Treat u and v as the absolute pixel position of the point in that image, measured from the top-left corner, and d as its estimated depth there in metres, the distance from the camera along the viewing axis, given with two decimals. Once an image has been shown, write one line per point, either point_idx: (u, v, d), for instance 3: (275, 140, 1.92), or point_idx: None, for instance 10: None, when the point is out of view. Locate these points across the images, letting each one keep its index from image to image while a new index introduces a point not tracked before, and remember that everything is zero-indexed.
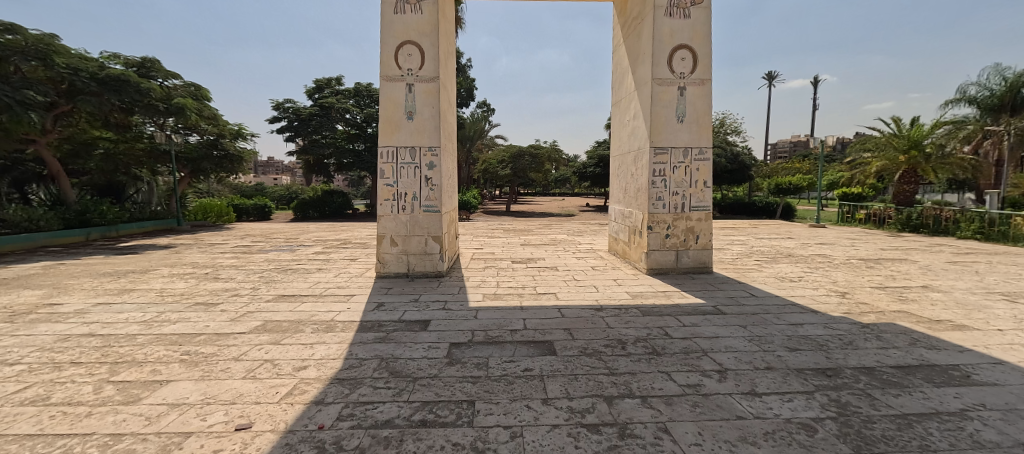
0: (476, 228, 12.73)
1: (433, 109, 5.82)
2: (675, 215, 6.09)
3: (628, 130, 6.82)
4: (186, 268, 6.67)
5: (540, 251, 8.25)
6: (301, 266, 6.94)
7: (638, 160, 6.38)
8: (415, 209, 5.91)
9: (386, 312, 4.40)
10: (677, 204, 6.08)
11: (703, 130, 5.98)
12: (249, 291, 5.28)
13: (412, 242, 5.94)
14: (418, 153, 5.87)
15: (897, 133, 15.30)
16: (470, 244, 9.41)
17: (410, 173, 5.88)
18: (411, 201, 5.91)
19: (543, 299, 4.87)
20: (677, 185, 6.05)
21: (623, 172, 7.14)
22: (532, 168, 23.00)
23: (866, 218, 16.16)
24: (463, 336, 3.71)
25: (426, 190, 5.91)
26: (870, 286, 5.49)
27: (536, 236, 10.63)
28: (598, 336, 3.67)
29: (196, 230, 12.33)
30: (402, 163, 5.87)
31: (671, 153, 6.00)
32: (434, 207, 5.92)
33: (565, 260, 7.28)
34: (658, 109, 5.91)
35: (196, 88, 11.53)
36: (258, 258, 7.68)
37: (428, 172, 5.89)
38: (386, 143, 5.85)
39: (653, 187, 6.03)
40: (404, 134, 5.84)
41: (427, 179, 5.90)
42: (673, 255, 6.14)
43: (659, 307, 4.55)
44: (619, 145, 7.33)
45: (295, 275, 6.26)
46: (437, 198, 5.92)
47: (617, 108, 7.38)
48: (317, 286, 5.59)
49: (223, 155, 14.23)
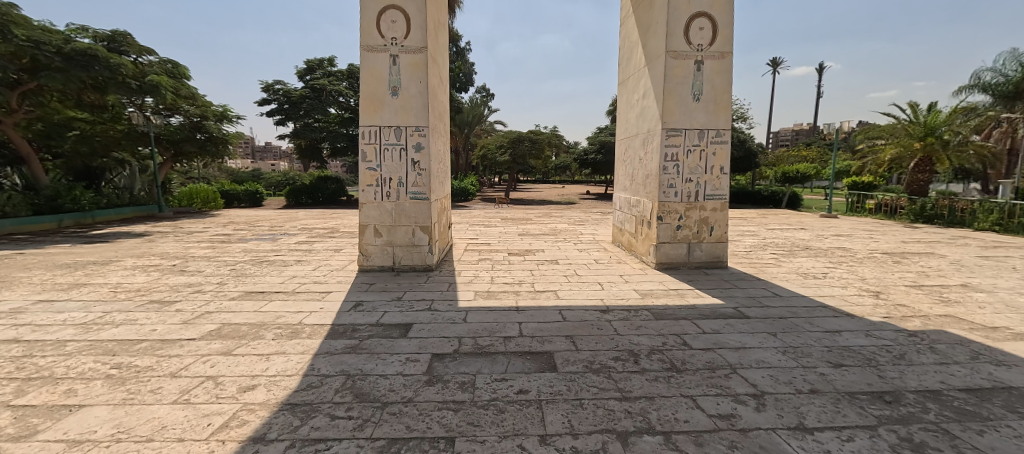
0: (472, 216, 12.15)
1: (420, 84, 5.20)
2: (688, 204, 5.53)
3: (637, 110, 6.22)
4: (153, 259, 6.11)
5: (539, 242, 7.70)
6: (279, 257, 6.38)
7: (648, 144, 5.81)
8: (401, 196, 5.35)
9: (363, 313, 3.87)
10: (691, 192, 5.51)
11: (721, 110, 5.38)
12: (214, 287, 4.73)
13: (397, 233, 5.39)
14: (404, 134, 5.27)
15: (913, 119, 14.69)
16: (464, 233, 8.84)
17: (395, 155, 5.30)
18: (397, 187, 5.34)
19: (542, 299, 4.34)
20: (690, 171, 5.47)
21: (630, 158, 6.56)
22: (532, 154, 22.32)
23: (877, 208, 15.60)
24: (448, 345, 3.17)
25: (413, 175, 5.33)
26: (905, 285, 4.94)
27: (535, 226, 10.07)
28: (606, 346, 3.13)
29: (178, 217, 11.74)
30: (386, 144, 5.28)
31: (685, 135, 5.41)
32: (423, 194, 5.35)
33: (566, 253, 6.74)
34: (672, 86, 5.30)
35: (174, 65, 10.77)
36: (234, 248, 7.11)
37: (415, 154, 5.30)
38: (367, 123, 5.24)
39: (664, 173, 5.46)
40: (388, 112, 5.23)
41: (414, 162, 5.32)
42: (685, 248, 5.60)
43: (673, 308, 4.02)
44: (626, 127, 6.73)
45: (270, 268, 5.70)
46: (425, 184, 5.35)
47: (625, 87, 6.76)
48: (291, 280, 5.05)
49: (207, 138, 13.53)
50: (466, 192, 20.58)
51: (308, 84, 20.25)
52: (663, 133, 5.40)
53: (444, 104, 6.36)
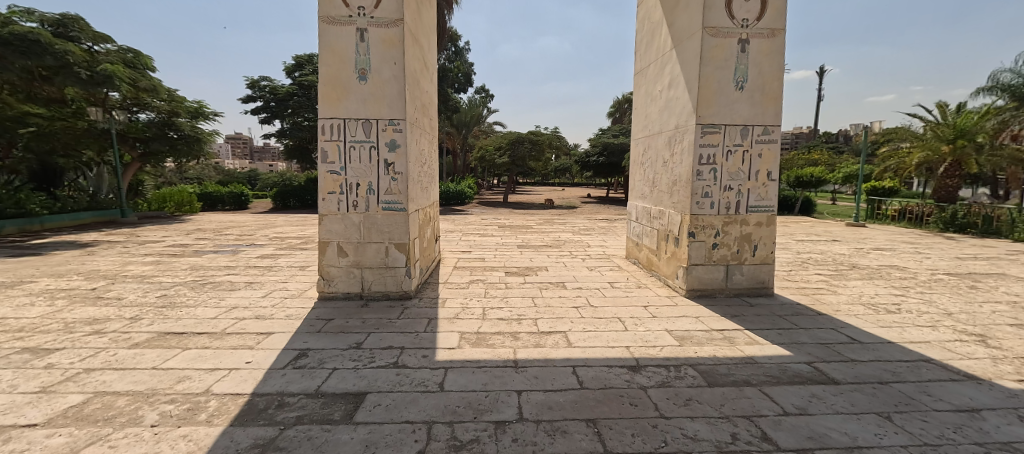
0: (466, 223, 11.07)
1: (395, 65, 4.12)
2: (727, 218, 4.47)
3: (660, 104, 5.19)
4: (72, 281, 5.02)
5: (541, 258, 6.63)
6: (229, 278, 5.31)
7: (676, 143, 4.76)
8: (371, 206, 4.28)
9: (303, 372, 2.80)
10: (730, 202, 4.45)
11: (770, 101, 4.34)
12: (122, 325, 3.66)
13: (366, 252, 4.32)
14: (375, 129, 4.19)
15: (941, 120, 13.75)
16: (456, 244, 7.78)
17: (363, 156, 4.23)
18: (366, 195, 4.27)
19: (550, 346, 3.27)
20: (730, 176, 4.41)
21: (650, 160, 5.54)
22: (532, 155, 21.30)
23: (900, 215, 14.58)
24: (410, 442, 2.09)
25: (386, 180, 4.26)
26: (1008, 324, 3.88)
27: (536, 235, 9.03)
28: (651, 445, 2.05)
29: (144, 223, 10.64)
30: (352, 142, 4.20)
31: (725, 133, 4.36)
32: (399, 204, 4.29)
33: (574, 272, 5.68)
34: (710, 71, 4.25)
35: (134, 54, 9.68)
36: (182, 264, 6.03)
37: (388, 154, 4.23)
38: (328, 115, 4.16)
39: (698, 179, 4.41)
40: (355, 102, 4.15)
41: (387, 164, 4.24)
42: (722, 271, 4.54)
43: (728, 365, 2.95)
44: (646, 124, 5.68)
45: (210, 293, 4.62)
46: (401, 191, 4.28)
47: (643, 78, 5.73)
48: (228, 313, 3.98)
49: (180, 136, 12.29)
50: (462, 195, 19.53)
51: (296, 81, 19.19)
52: (698, 130, 4.34)
53: (429, 96, 5.32)
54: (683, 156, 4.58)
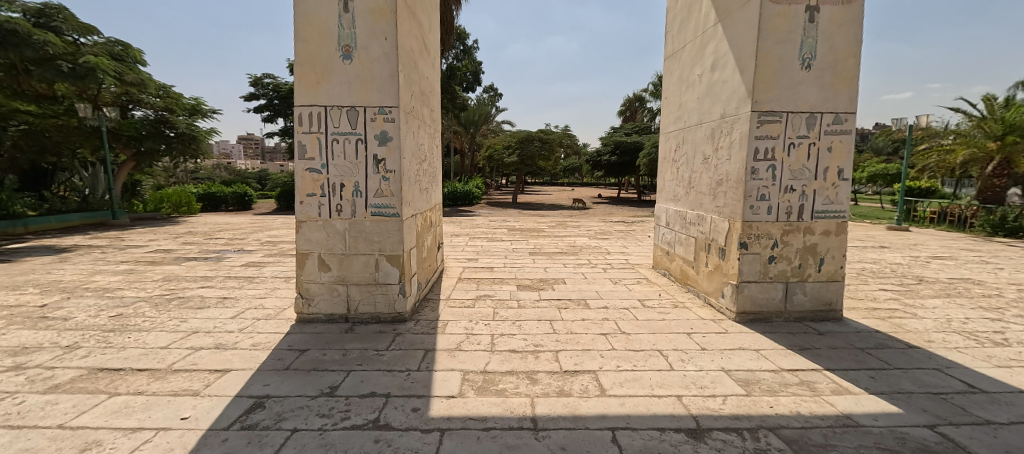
0: (473, 226, 10.35)
1: (385, 41, 3.40)
2: (787, 226, 3.69)
3: (701, 91, 4.40)
4: (22, 296, 4.39)
5: (557, 267, 5.87)
6: (202, 291, 4.64)
7: (722, 134, 3.98)
8: (358, 212, 3.56)
9: (251, 437, 2.09)
10: (792, 207, 3.67)
11: (843, 83, 3.54)
12: (52, 357, 3.00)
13: (353, 267, 3.62)
14: (362, 118, 3.46)
15: (987, 115, 12.70)
16: (461, 251, 7.06)
17: (347, 151, 3.51)
18: (352, 198, 3.55)
19: (578, 394, 2.53)
20: (793, 175, 3.63)
21: (686, 156, 4.76)
22: (542, 154, 20.50)
23: (939, 218, 13.48)
24: None
25: (376, 180, 3.53)
26: None
27: (550, 240, 8.26)
28: None
29: (135, 225, 10.08)
30: (334, 134, 3.48)
31: (788, 122, 3.58)
32: (391, 208, 3.56)
33: (597, 286, 4.92)
34: (770, 46, 3.48)
35: (123, 47, 9.14)
36: (155, 274, 5.39)
37: (377, 149, 3.50)
38: (305, 101, 3.44)
39: (753, 179, 3.63)
40: (338, 86, 3.43)
41: (377, 161, 3.51)
42: (779, 290, 3.77)
43: (823, 430, 2.19)
44: (681, 114, 4.89)
45: (173, 311, 3.95)
46: (394, 193, 3.55)
47: (678, 62, 4.94)
48: (184, 340, 3.30)
49: (176, 135, 11.62)
50: (469, 195, 18.86)
51: None
52: (754, 120, 3.56)
53: (429, 83, 4.60)
54: (732, 150, 3.81)
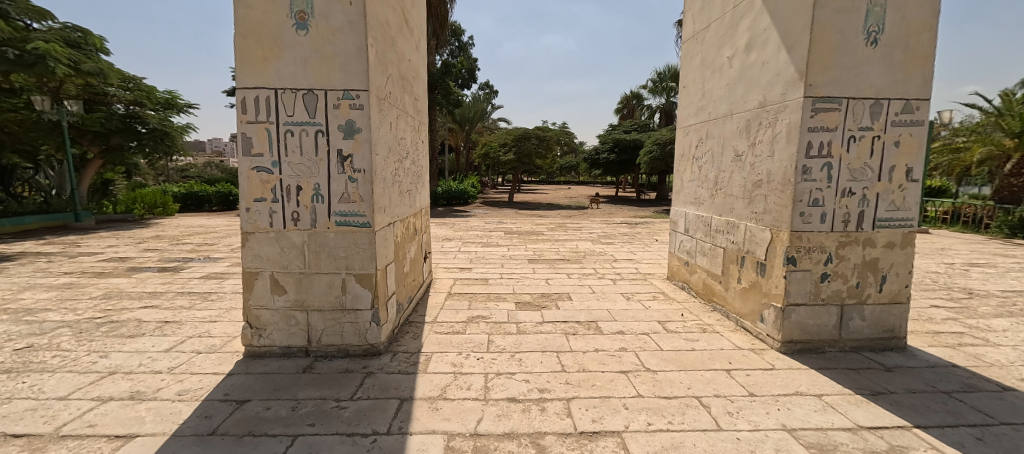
0: (467, 228, 9.64)
1: (350, 6, 2.68)
2: (843, 236, 3.04)
3: (731, 76, 3.74)
4: None
5: (561, 278, 5.19)
6: (143, 311, 3.91)
7: (762, 126, 3.32)
8: (319, 221, 2.86)
9: None
10: (851, 213, 3.02)
11: (915, 63, 2.90)
12: None
13: (314, 289, 2.92)
14: (323, 104, 2.75)
15: (1003, 112, 12.17)
16: (453, 258, 6.36)
17: (304, 144, 2.79)
18: (311, 204, 2.84)
19: None
20: (852, 175, 2.98)
21: (711, 153, 4.10)
22: (539, 152, 19.78)
23: (951, 219, 12.93)
24: None
25: (340, 182, 2.83)
26: None
27: (550, 245, 7.59)
28: None
29: (99, 228, 9.26)
30: (288, 124, 2.77)
31: (848, 111, 2.92)
32: (361, 216, 2.85)
33: (608, 303, 4.24)
34: (829, 16, 2.82)
35: (83, 34, 8.38)
36: (97, 289, 4.64)
37: (342, 142, 2.79)
38: (249, 82, 2.72)
39: (805, 179, 2.97)
40: (291, 63, 2.72)
41: (342, 157, 2.80)
42: (833, 314, 3.12)
43: None
44: (705, 104, 4.22)
45: (96, 342, 3.23)
46: (363, 197, 2.84)
47: (701, 44, 4.27)
48: (94, 386, 2.58)
49: (147, 131, 10.71)
50: (464, 194, 18.16)
51: None
52: (808, 108, 2.90)
53: (411, 66, 3.91)
54: (777, 145, 3.15)
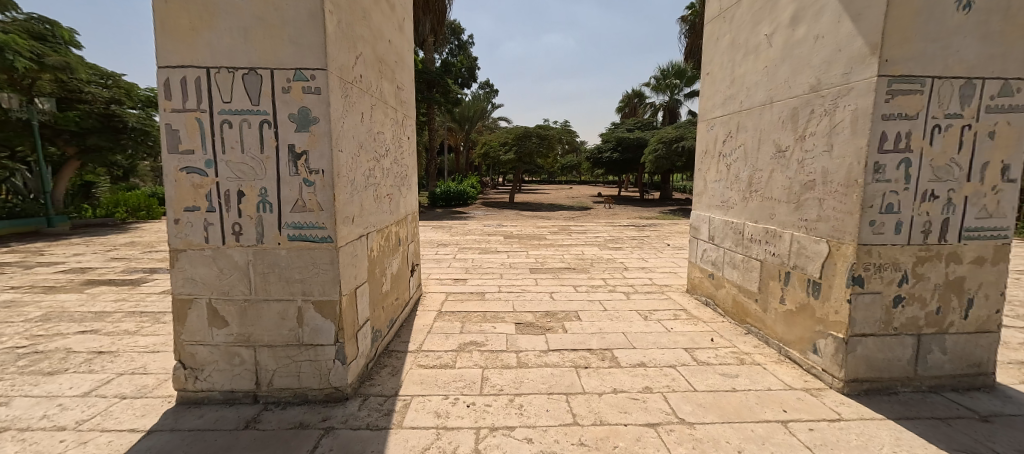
0: (464, 232, 9.04)
1: None
2: (920, 250, 2.46)
3: (771, 57, 3.14)
4: None
5: (566, 292, 4.58)
6: (77, 338, 3.32)
7: (816, 115, 2.72)
8: (268, 236, 2.26)
9: None
10: (931, 221, 2.44)
11: (1016, 34, 2.31)
12: None
13: (263, 320, 2.33)
14: (270, 87, 2.16)
15: None
16: (447, 268, 5.75)
17: (247, 138, 2.19)
18: (257, 214, 2.25)
19: None
20: (934, 173, 2.40)
21: (744, 148, 3.50)
22: (540, 151, 19.14)
23: None
24: None
25: (293, 186, 2.23)
26: None
27: (554, 251, 6.97)
28: None
29: (71, 234, 8.67)
30: (224, 113, 2.17)
31: (931, 94, 2.33)
32: (320, 229, 2.26)
33: (623, 324, 3.63)
34: None
35: (51, 26, 7.86)
36: (36, 308, 4.05)
37: (294, 135, 2.19)
38: (175, 59, 2.13)
39: (877, 179, 2.38)
40: (228, 34, 2.13)
41: (295, 155, 2.21)
42: (906, 346, 2.53)
43: None
44: (736, 91, 3.62)
45: (3, 382, 2.64)
46: (322, 205, 2.25)
47: (731, 22, 3.67)
48: None
49: (127, 129, 10.12)
50: (463, 195, 17.52)
51: None
52: (882, 90, 2.31)
53: (391, 49, 3.32)
54: (838, 138, 2.55)
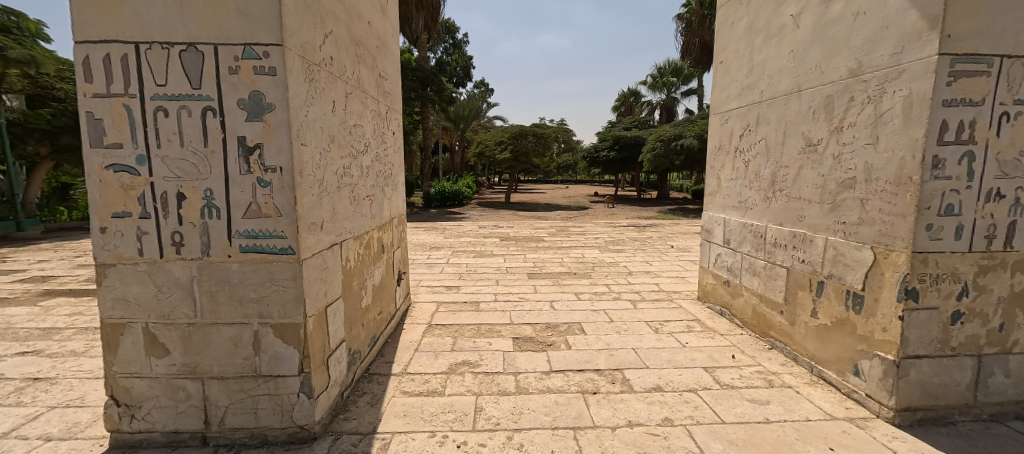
0: (458, 234, 8.65)
1: None
2: (983, 259, 2.12)
3: (798, 40, 2.80)
4: None
5: (568, 301, 4.22)
6: (13, 362, 2.91)
7: (856, 104, 2.38)
8: (216, 246, 1.88)
9: None
10: (996, 225, 2.10)
11: None
12: None
13: (213, 348, 1.95)
14: (215, 66, 1.78)
15: None
16: (439, 273, 5.37)
17: (187, 129, 1.81)
18: (202, 220, 1.86)
19: None
20: (1000, 169, 2.06)
21: (765, 142, 3.15)
22: (536, 150, 18.77)
23: None
24: None
25: (244, 186, 1.85)
26: None
27: (553, 254, 6.61)
28: None
29: (43, 239, 8.21)
30: (159, 99, 1.79)
31: (999, 77, 1.99)
32: (278, 238, 1.88)
33: (633, 339, 3.27)
34: None
35: (16, 17, 7.49)
36: None
37: (245, 125, 1.81)
38: (96, 33, 1.74)
39: (935, 176, 2.04)
40: (160, 2, 1.75)
41: (247, 149, 1.83)
42: (964, 369, 2.19)
43: None
44: (754, 80, 3.28)
45: None
46: (280, 210, 1.86)
47: (749, 3, 3.33)
48: None
49: None
50: (458, 195, 17.12)
51: None
52: (942, 71, 1.97)
53: (371, 32, 2.95)
54: (886, 129, 2.20)
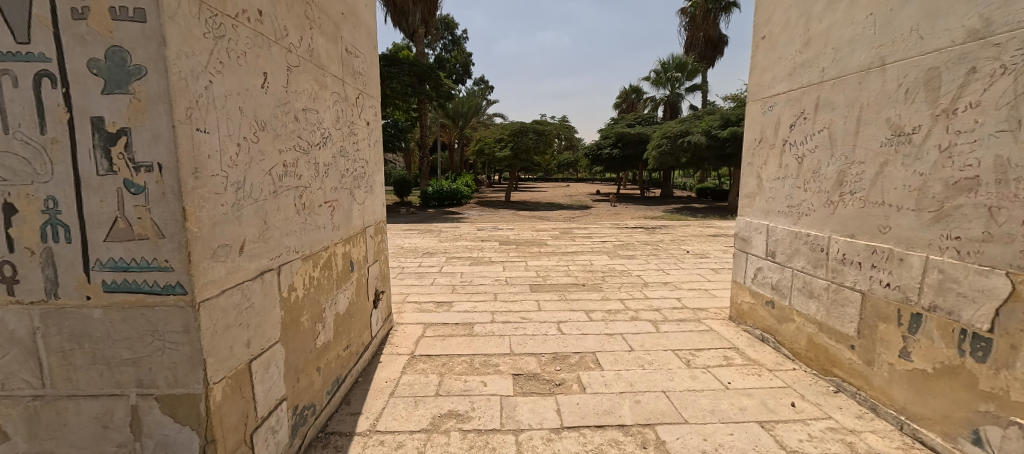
0: (454, 238, 8.02)
1: None
2: None
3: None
4: None
5: (576, 322, 3.58)
6: None
7: (980, 77, 1.76)
8: (67, 282, 1.25)
9: None
10: None
11: None
12: None
13: (72, 430, 1.32)
14: (49, 9, 1.16)
15: None
16: (430, 285, 4.74)
17: (13, 105, 1.18)
18: (43, 243, 1.23)
19: None
20: None
21: (828, 133, 2.52)
22: (537, 148, 18.13)
23: None
24: None
25: (108, 193, 1.22)
26: None
27: (557, 261, 5.98)
28: None
29: None
30: None
31: None
32: (163, 270, 1.26)
33: (661, 377, 2.64)
34: None
35: None
36: None
37: (104, 99, 1.18)
38: None
39: None
40: None
41: (107, 138, 1.20)
42: None
43: None
44: (811, 55, 2.64)
45: None
46: (163, 228, 1.23)
47: None
48: None
49: None
50: (456, 194, 16.51)
51: None
52: None
53: None
54: None
